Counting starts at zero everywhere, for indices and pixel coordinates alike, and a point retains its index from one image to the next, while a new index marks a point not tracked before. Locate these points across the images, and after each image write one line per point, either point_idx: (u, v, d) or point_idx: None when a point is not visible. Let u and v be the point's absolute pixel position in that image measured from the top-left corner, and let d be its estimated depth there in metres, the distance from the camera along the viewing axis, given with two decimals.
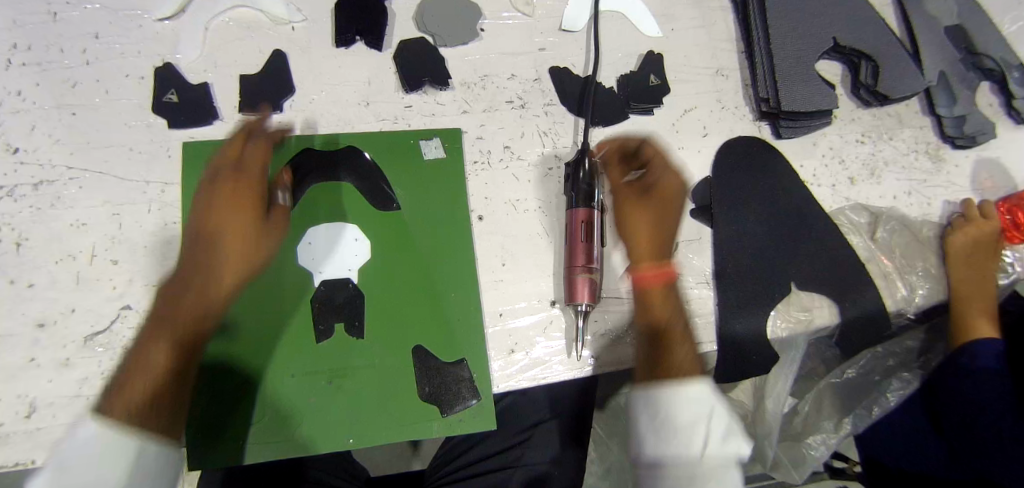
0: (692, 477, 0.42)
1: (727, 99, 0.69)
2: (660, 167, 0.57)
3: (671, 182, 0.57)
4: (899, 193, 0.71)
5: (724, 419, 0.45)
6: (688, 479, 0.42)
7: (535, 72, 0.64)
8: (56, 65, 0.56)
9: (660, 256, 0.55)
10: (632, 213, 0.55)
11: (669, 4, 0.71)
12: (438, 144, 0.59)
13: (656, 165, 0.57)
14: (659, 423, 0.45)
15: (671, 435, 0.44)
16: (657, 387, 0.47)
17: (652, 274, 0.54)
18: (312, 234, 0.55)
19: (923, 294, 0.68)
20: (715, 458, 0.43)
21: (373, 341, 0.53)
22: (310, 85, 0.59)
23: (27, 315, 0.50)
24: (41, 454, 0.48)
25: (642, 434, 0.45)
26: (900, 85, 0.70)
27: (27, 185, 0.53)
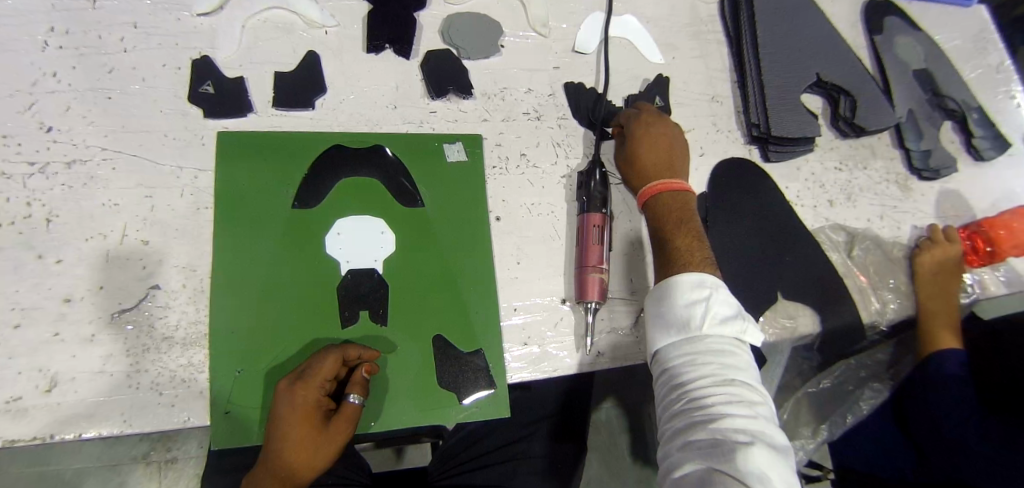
0: (695, 365, 0.52)
1: (721, 123, 0.75)
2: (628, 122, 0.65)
3: (642, 130, 0.64)
4: (873, 217, 0.78)
5: (723, 302, 0.53)
6: (693, 367, 0.52)
7: (550, 87, 0.68)
8: (93, 50, 0.58)
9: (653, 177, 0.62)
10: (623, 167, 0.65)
11: (672, 34, 0.76)
12: (461, 148, 0.63)
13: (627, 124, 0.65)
14: (664, 320, 0.54)
15: (676, 327, 0.53)
16: (660, 287, 0.56)
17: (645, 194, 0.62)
18: (340, 225, 0.57)
19: (894, 308, 0.75)
20: (717, 338, 0.52)
21: (395, 328, 0.55)
22: (341, 86, 0.62)
23: (54, 290, 0.51)
24: (59, 429, 0.48)
25: (653, 331, 0.55)
26: (874, 119, 0.77)
27: (60, 164, 0.54)
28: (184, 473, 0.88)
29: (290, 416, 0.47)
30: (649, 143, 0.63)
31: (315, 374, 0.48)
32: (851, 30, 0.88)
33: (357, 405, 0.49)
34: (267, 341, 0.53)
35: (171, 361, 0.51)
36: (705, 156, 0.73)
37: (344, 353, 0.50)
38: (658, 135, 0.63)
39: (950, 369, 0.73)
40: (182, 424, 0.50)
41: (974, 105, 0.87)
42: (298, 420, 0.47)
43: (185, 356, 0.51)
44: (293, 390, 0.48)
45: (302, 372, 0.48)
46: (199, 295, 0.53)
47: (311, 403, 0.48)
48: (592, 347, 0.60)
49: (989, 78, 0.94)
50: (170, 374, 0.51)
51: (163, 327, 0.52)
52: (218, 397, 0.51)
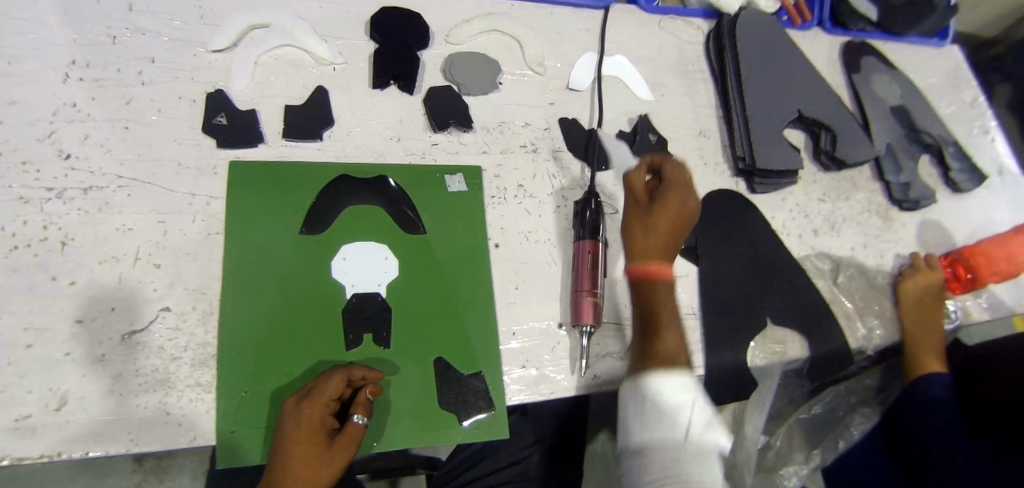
0: (678, 465, 0.48)
1: (708, 156, 0.78)
2: (675, 185, 0.62)
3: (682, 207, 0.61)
4: (856, 246, 0.81)
5: (705, 413, 0.51)
6: (675, 466, 0.48)
7: (546, 122, 0.72)
8: (113, 83, 0.61)
9: (655, 259, 0.60)
10: (632, 220, 0.62)
11: (661, 72, 0.81)
12: (461, 179, 0.66)
13: (672, 188, 0.62)
14: (647, 417, 0.51)
15: (659, 425, 0.50)
16: (643, 378, 0.54)
17: (642, 272, 0.60)
18: (346, 250, 0.60)
19: (880, 335, 0.78)
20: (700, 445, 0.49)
21: (398, 350, 0.57)
22: (348, 119, 0.65)
23: (66, 311, 0.53)
24: (66, 448, 0.49)
25: (632, 426, 0.52)
26: (854, 152, 0.81)
27: (77, 190, 0.57)
28: None
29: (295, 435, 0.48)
30: (677, 216, 0.61)
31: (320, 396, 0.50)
32: (830, 69, 0.93)
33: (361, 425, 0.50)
34: (273, 362, 0.54)
35: (178, 381, 0.53)
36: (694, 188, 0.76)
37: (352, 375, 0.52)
38: (679, 214, 0.61)
39: (935, 391, 0.75)
40: (189, 443, 0.51)
41: (949, 140, 0.91)
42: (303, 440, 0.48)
43: (193, 376, 0.53)
44: (301, 410, 0.49)
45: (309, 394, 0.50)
46: (208, 317, 0.55)
47: (318, 423, 0.49)
48: (589, 370, 0.62)
49: (964, 114, 0.99)
50: (178, 394, 0.52)
51: (172, 348, 0.53)
52: (224, 416, 0.52)
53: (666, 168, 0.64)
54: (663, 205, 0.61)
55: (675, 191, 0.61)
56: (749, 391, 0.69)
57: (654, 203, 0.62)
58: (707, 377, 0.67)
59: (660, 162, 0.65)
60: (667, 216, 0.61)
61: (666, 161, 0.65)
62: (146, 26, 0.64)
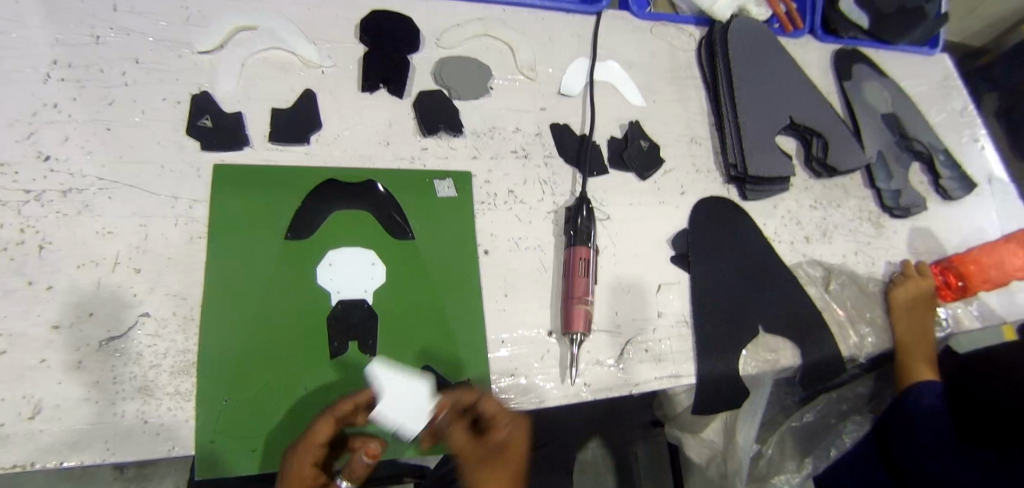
0: None
1: (701, 163, 0.77)
2: (508, 423, 0.52)
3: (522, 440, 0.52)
4: (848, 253, 0.81)
5: None
6: None
7: (537, 127, 0.71)
8: (96, 83, 0.60)
9: None
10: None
11: (654, 77, 0.80)
12: (450, 184, 0.65)
13: (506, 426, 0.51)
14: None
15: None
16: None
17: None
18: (332, 255, 0.59)
19: (872, 342, 0.77)
20: None
21: (384, 358, 0.56)
22: (336, 123, 0.64)
23: (42, 316, 0.51)
24: (39, 458, 0.47)
25: None
26: (845, 159, 0.81)
27: (55, 192, 0.55)
28: None
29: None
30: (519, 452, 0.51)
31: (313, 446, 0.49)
32: (822, 76, 0.93)
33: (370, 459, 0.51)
34: (256, 370, 0.53)
35: (157, 389, 0.52)
36: (686, 195, 0.74)
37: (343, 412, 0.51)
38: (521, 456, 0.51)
39: (929, 399, 0.74)
40: (167, 452, 0.50)
41: (940, 148, 0.92)
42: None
43: (172, 384, 0.52)
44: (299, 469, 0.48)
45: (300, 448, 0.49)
46: (188, 323, 0.54)
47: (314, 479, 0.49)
48: (579, 378, 0.61)
49: (953, 122, 1.00)
50: (157, 402, 0.51)
51: (151, 355, 0.52)
52: (204, 426, 0.51)
53: (482, 403, 0.52)
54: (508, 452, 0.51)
55: (508, 423, 0.51)
56: (739, 400, 0.68)
57: (492, 453, 0.51)
58: (699, 386, 0.66)
59: (469, 394, 0.53)
60: (513, 461, 0.51)
61: (476, 395, 0.53)
62: (130, 26, 0.63)
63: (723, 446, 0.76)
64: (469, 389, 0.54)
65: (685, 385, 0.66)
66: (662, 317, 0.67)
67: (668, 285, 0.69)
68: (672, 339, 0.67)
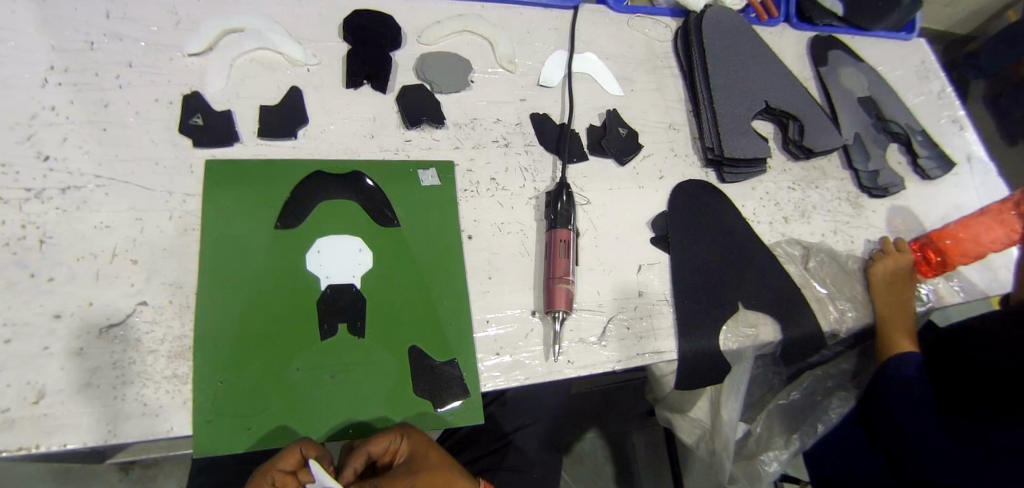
0: None
1: (679, 148, 0.78)
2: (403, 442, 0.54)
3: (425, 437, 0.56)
4: (826, 232, 0.83)
5: None
6: None
7: (517, 117, 0.72)
8: (91, 87, 0.63)
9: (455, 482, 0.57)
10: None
11: (633, 66, 0.81)
12: (434, 173, 0.66)
13: (402, 442, 0.54)
14: None
15: None
16: None
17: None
18: (321, 242, 0.61)
19: (852, 317, 0.79)
20: None
21: (373, 340, 0.59)
22: (321, 118, 0.67)
23: (45, 307, 0.54)
24: (44, 439, 0.50)
25: None
26: (821, 141, 0.83)
27: (55, 190, 0.58)
28: None
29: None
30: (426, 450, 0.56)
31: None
32: (798, 63, 0.95)
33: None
34: (249, 352, 0.56)
35: (155, 373, 0.54)
36: (665, 179, 0.76)
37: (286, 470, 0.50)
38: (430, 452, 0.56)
39: (909, 371, 0.76)
40: (166, 433, 0.53)
41: (917, 129, 0.94)
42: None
43: (171, 368, 0.55)
44: None
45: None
46: (184, 310, 0.57)
47: None
48: (563, 355, 0.64)
49: (932, 104, 1.02)
50: (156, 385, 0.54)
51: (150, 341, 0.55)
52: (200, 407, 0.54)
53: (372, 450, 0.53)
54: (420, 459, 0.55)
55: (403, 441, 0.54)
56: (720, 375, 0.70)
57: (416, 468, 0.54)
58: (681, 362, 0.68)
59: (359, 460, 0.53)
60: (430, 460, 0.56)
61: (363, 453, 0.53)
62: (122, 31, 0.66)
63: (710, 425, 0.78)
64: (353, 458, 0.53)
65: (667, 361, 0.68)
66: (644, 296, 0.69)
67: (649, 265, 0.71)
68: (654, 317, 0.68)
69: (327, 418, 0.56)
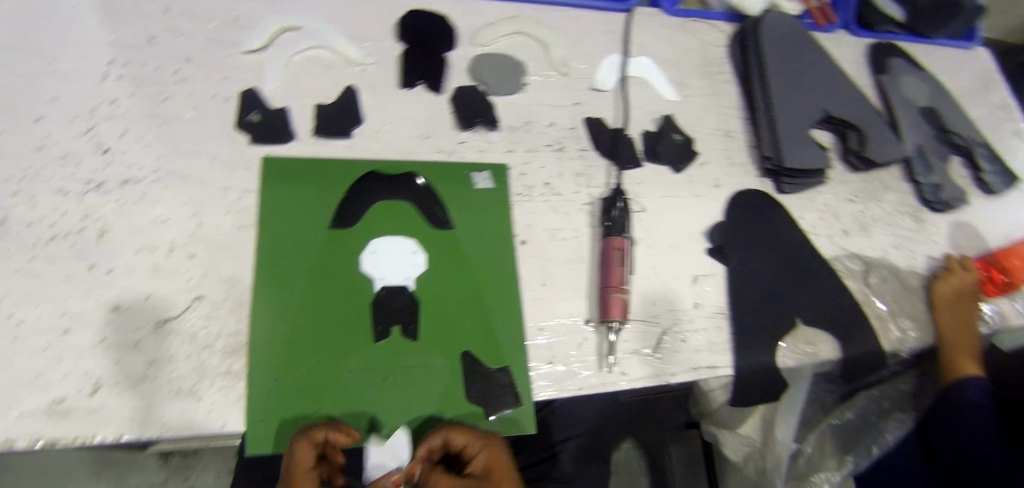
0: None
1: (735, 156, 0.76)
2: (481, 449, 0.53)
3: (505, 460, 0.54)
4: (887, 247, 0.80)
5: None
6: None
7: (571, 121, 0.70)
8: (150, 81, 0.63)
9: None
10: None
11: (688, 70, 0.79)
12: (488, 176, 0.65)
13: (481, 452, 0.54)
14: None
15: None
16: None
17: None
18: (375, 243, 0.60)
19: (914, 337, 0.76)
20: None
21: (426, 344, 0.58)
22: (376, 118, 0.66)
23: (102, 298, 0.54)
24: (99, 430, 0.50)
25: None
26: (883, 152, 0.80)
27: (115, 182, 0.59)
28: None
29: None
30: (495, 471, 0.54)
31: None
32: (857, 70, 0.92)
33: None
34: (303, 351, 0.55)
35: (210, 369, 0.54)
36: (721, 187, 0.73)
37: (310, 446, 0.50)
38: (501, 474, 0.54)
39: (975, 394, 0.73)
40: (219, 429, 0.52)
41: (980, 142, 0.90)
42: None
43: (225, 364, 0.55)
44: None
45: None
46: (240, 307, 0.57)
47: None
48: (617, 366, 0.62)
49: (995, 117, 0.98)
50: (210, 381, 0.54)
51: (205, 336, 0.55)
52: (256, 406, 0.53)
53: (450, 441, 0.53)
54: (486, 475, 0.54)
55: (482, 449, 0.54)
56: (778, 392, 0.67)
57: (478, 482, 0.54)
58: (736, 377, 0.66)
59: (435, 442, 0.52)
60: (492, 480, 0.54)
61: (443, 436, 0.53)
62: (182, 27, 0.67)
63: (761, 442, 0.75)
64: (431, 435, 0.53)
65: (721, 376, 0.65)
66: (699, 308, 0.67)
67: (704, 276, 0.68)
68: (710, 331, 0.66)
69: (380, 421, 0.55)
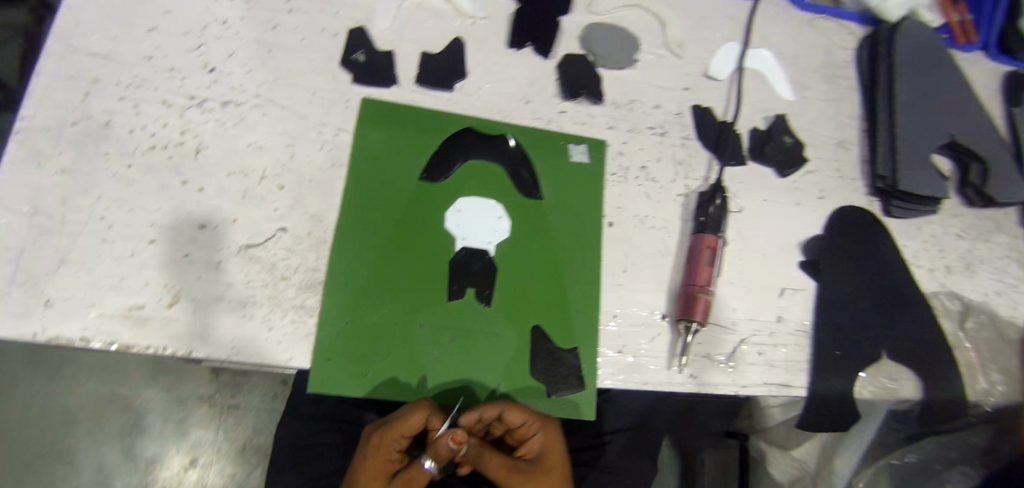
0: None
1: (845, 169, 0.71)
2: (537, 430, 0.54)
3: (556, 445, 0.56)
4: (990, 292, 0.73)
5: None
6: None
7: (678, 106, 0.67)
8: (264, 7, 0.63)
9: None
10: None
11: (808, 71, 0.74)
12: (585, 150, 0.63)
13: (537, 434, 0.54)
14: None
15: None
16: None
17: None
18: (462, 202, 0.59)
19: (1001, 392, 0.70)
20: None
21: (499, 312, 0.57)
22: (480, 75, 0.63)
23: (192, 215, 0.55)
24: (172, 342, 0.51)
25: None
26: (1007, 189, 0.73)
27: (216, 102, 0.58)
28: (242, 422, 0.93)
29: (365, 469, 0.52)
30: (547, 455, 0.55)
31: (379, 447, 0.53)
32: (989, 98, 0.84)
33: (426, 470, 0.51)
34: (377, 298, 0.55)
35: (285, 301, 0.54)
36: (825, 200, 0.69)
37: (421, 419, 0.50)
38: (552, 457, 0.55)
39: None
40: (286, 362, 0.52)
41: None
42: (374, 474, 0.52)
43: (300, 298, 0.54)
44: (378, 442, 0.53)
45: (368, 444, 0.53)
46: (321, 245, 0.56)
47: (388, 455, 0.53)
48: (687, 367, 0.59)
49: None
50: (283, 313, 0.54)
51: (284, 267, 0.55)
52: (324, 344, 0.53)
53: (505, 416, 0.52)
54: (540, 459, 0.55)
55: (538, 431, 0.54)
56: (849, 422, 0.64)
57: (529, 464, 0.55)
58: (807, 401, 0.63)
59: (491, 412, 0.52)
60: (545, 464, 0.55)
61: (498, 410, 0.52)
62: None
63: (814, 469, 0.77)
64: (486, 406, 0.51)
65: (792, 396, 0.62)
66: (781, 322, 0.63)
67: (793, 289, 0.65)
68: (789, 347, 0.63)
69: (443, 381, 0.55)
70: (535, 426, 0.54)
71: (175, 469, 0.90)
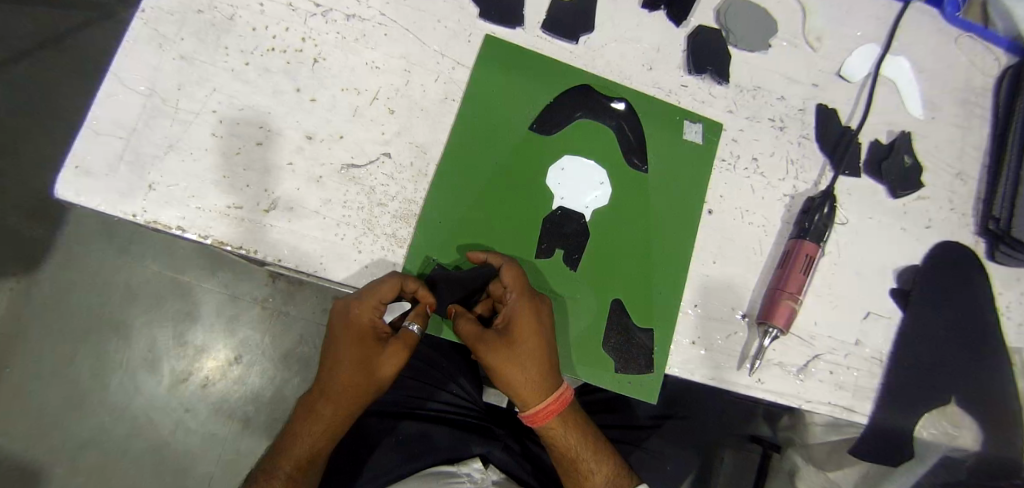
0: None
1: (958, 203, 0.67)
2: (516, 299, 0.51)
3: (529, 318, 0.51)
4: None
5: None
6: None
7: (803, 102, 0.63)
8: None
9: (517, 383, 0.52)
10: (508, 372, 0.51)
11: (943, 92, 0.69)
12: (699, 131, 0.60)
13: (509, 302, 0.51)
14: None
15: None
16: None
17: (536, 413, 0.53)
18: (566, 161, 0.58)
19: None
20: None
21: (583, 279, 0.56)
22: (606, 32, 0.60)
23: (300, 125, 0.54)
24: (263, 248, 0.52)
25: None
26: None
27: (340, 13, 0.57)
28: (290, 329, 0.96)
29: (345, 338, 0.50)
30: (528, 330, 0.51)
31: (357, 316, 0.50)
32: None
33: (414, 334, 0.51)
34: (468, 239, 0.55)
35: (379, 227, 0.54)
36: (931, 229, 0.66)
37: (396, 288, 0.49)
38: (525, 331, 0.51)
39: None
40: None
41: None
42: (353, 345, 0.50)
43: (393, 227, 0.54)
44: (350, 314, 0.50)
45: (346, 311, 0.50)
46: (421, 177, 0.55)
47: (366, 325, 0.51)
48: (756, 372, 0.58)
49: None
50: (375, 237, 0.54)
51: (382, 193, 0.54)
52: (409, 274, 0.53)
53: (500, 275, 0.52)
54: (513, 333, 0.51)
55: (515, 300, 0.51)
56: (901, 459, 0.63)
57: (500, 335, 0.52)
58: (866, 429, 0.62)
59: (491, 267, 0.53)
60: (519, 336, 0.51)
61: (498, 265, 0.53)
62: None
63: None
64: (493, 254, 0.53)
65: (852, 422, 0.61)
66: (858, 347, 0.62)
67: (878, 315, 0.63)
68: (861, 373, 0.61)
69: None
70: (512, 294, 0.51)
71: (220, 362, 0.94)
